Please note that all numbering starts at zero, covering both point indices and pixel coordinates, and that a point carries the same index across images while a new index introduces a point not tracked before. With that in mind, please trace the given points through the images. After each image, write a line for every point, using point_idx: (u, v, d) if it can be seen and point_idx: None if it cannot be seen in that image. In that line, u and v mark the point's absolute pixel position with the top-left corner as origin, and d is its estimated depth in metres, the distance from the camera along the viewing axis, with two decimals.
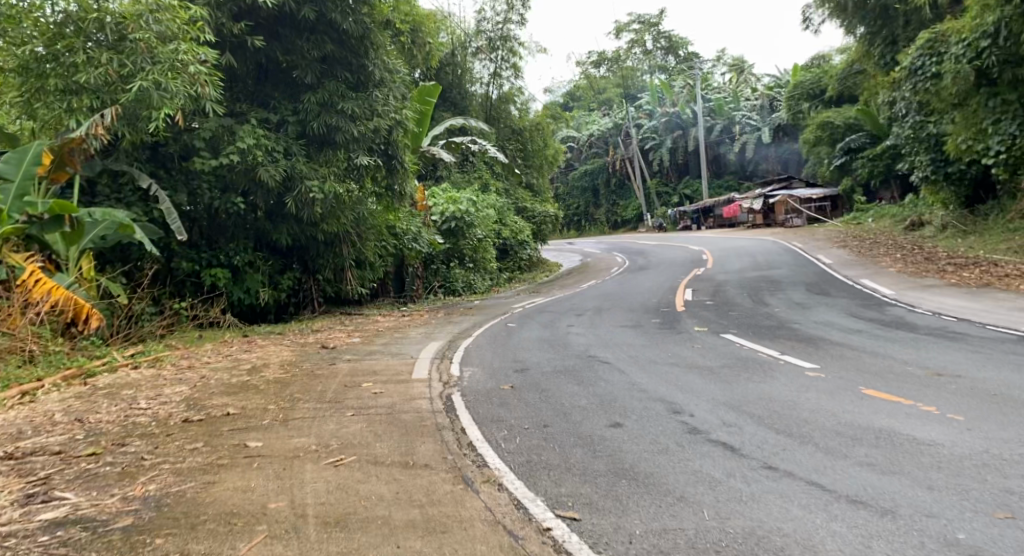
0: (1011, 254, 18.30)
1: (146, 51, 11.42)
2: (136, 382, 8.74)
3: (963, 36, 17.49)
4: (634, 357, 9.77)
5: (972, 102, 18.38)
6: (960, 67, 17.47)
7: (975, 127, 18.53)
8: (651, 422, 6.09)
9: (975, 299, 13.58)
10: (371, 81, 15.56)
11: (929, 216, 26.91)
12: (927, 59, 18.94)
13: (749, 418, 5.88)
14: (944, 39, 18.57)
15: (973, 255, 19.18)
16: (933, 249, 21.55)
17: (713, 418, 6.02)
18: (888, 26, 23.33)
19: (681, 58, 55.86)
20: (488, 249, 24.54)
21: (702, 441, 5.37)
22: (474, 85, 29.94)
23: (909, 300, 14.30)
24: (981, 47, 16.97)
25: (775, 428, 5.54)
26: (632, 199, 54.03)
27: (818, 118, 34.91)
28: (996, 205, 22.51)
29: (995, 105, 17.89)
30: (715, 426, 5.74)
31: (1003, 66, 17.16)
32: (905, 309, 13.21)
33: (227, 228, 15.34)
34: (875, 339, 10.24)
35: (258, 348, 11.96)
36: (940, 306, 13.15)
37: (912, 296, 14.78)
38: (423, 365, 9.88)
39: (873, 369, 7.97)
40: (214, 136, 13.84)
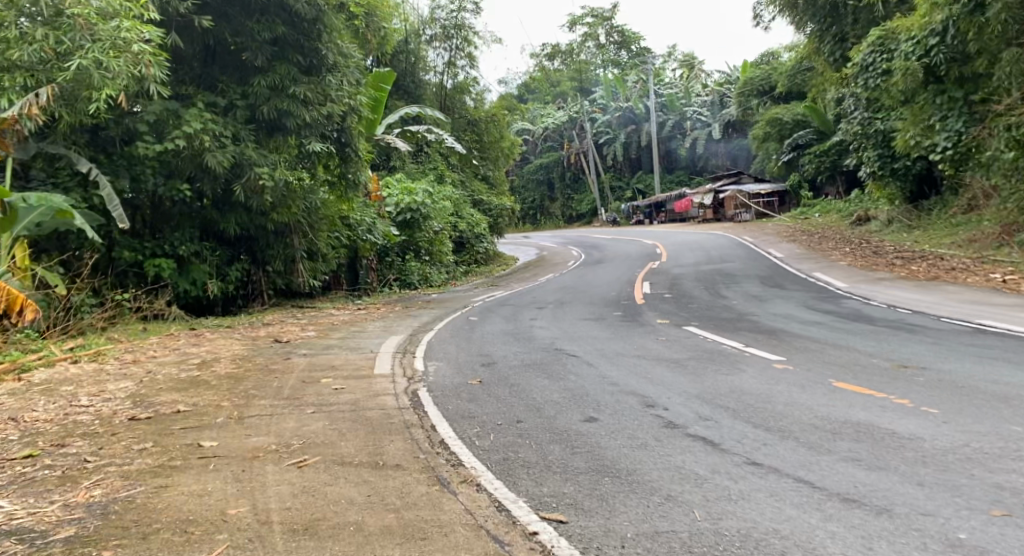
0: (955, 248, 18.23)
1: (86, 28, 10.80)
2: (77, 377, 8.25)
3: (911, 33, 17.09)
4: (601, 350, 9.53)
5: (920, 99, 18.25)
6: (909, 65, 17.02)
7: (923, 123, 18.41)
8: (625, 415, 5.74)
9: (927, 292, 13.54)
10: (326, 65, 15.03)
11: (876, 211, 27.25)
12: (877, 56, 18.58)
13: (723, 410, 5.49)
14: (894, 36, 18.20)
15: (920, 249, 19.29)
16: (880, 244, 21.74)
17: (688, 409, 5.75)
18: (837, 23, 23.17)
19: (633, 54, 56.32)
20: (444, 241, 24.16)
21: (678, 434, 5.04)
22: (428, 75, 29.53)
23: (863, 292, 14.23)
24: (930, 45, 16.63)
25: (748, 419, 5.22)
26: (587, 193, 54.11)
27: (769, 113, 35.22)
28: (940, 201, 22.85)
29: (942, 102, 17.79)
30: (690, 418, 5.39)
31: (951, 64, 16.87)
32: (862, 300, 13.18)
33: (173, 215, 14.77)
34: (839, 330, 10.10)
35: (207, 342, 11.43)
36: (896, 298, 13.15)
37: (867, 288, 14.79)
38: (384, 360, 9.51)
39: (834, 357, 7.69)
40: (158, 119, 13.24)
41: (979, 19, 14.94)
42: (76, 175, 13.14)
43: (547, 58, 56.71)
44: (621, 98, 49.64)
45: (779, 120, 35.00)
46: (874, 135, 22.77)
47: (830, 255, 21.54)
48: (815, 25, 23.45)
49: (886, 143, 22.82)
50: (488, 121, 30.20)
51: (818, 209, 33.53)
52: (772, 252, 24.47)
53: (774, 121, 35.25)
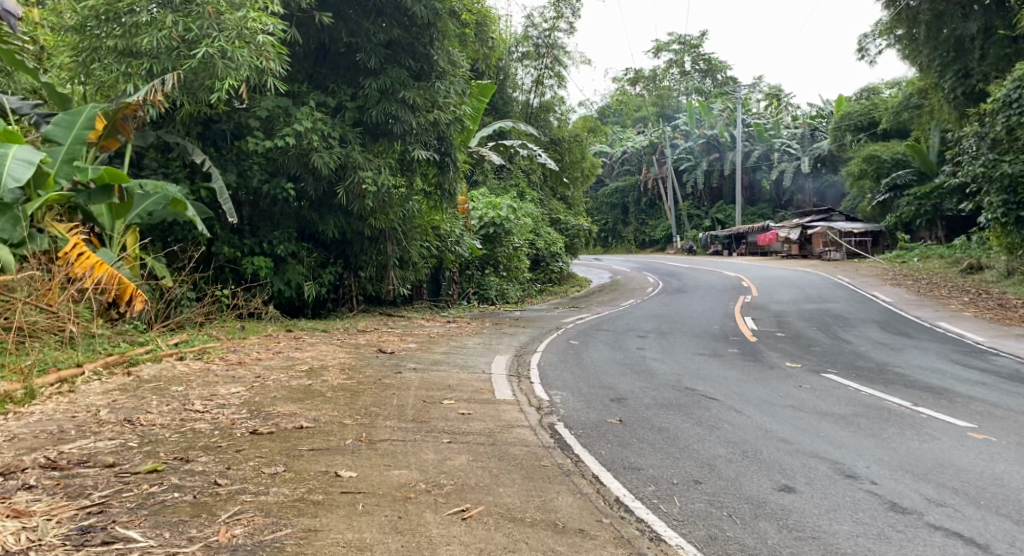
0: None
1: (213, 17, 10.41)
2: (184, 377, 7.74)
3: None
4: (743, 395, 8.63)
5: None
6: None
7: None
8: (831, 489, 5.24)
9: None
10: (435, 71, 14.36)
11: (989, 260, 25.57)
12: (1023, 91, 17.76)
13: (958, 498, 5.23)
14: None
15: None
16: (1003, 295, 20.36)
17: (907, 488, 5.44)
18: (961, 59, 21.29)
19: (718, 83, 54.65)
20: (523, 259, 23.31)
21: (918, 525, 4.75)
22: (516, 92, 28.96)
23: (1010, 350, 13.21)
24: None
25: (1004, 515, 4.96)
26: (663, 219, 52.81)
27: (865, 151, 33.44)
28: None
29: None
30: (925, 503, 5.11)
31: None
32: (1014, 361, 12.01)
33: (273, 214, 14.26)
34: (1009, 396, 9.15)
35: (309, 346, 10.94)
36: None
37: (1011, 345, 13.65)
38: (502, 382, 8.70)
39: None
40: (270, 115, 12.80)
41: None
42: (185, 167, 12.85)
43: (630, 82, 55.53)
44: (706, 126, 48.18)
45: (877, 159, 33.17)
46: (999, 179, 19.68)
47: (949, 304, 20.11)
48: (936, 61, 21.68)
49: (1014, 189, 19.51)
50: (572, 139, 29.31)
51: (918, 253, 31.67)
52: (879, 296, 22.93)
53: (871, 159, 33.43)
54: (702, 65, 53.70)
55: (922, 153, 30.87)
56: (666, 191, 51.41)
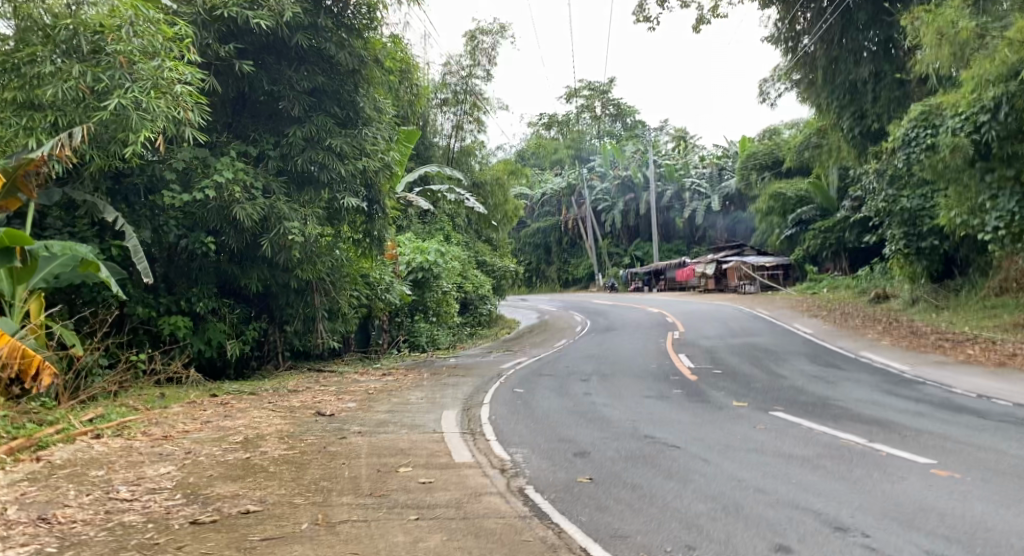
0: (1006, 333, 16.54)
1: (126, 67, 9.83)
2: (104, 460, 7.15)
3: (959, 109, 16.38)
4: (703, 440, 8.37)
5: (966, 179, 17.19)
6: (958, 142, 16.34)
7: (971, 204, 17.36)
8: (827, 547, 5.10)
9: (1000, 380, 12.72)
10: (362, 118, 13.90)
11: (896, 289, 25.63)
12: (920, 131, 18.26)
13: (948, 545, 5.17)
14: (939, 111, 17.95)
15: (961, 331, 17.48)
16: (911, 323, 19.62)
17: (899, 539, 5.26)
18: (856, 102, 21.65)
19: (629, 126, 55.74)
20: (452, 303, 22.77)
21: None
22: (435, 137, 28.62)
23: (935, 378, 13.30)
24: (980, 122, 15.90)
25: None
26: (584, 258, 53.14)
27: (771, 189, 34.37)
28: (968, 282, 20.88)
29: (992, 179, 16.68)
30: (919, 555, 5.02)
31: (1004, 141, 15.95)
32: (943, 389, 12.12)
33: (192, 270, 13.45)
34: (951, 426, 9.16)
35: (240, 412, 10.23)
36: (980, 389, 12.04)
37: (935, 373, 13.74)
38: (457, 441, 8.26)
39: (992, 466, 7.16)
40: (187, 167, 12.12)
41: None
42: (94, 224, 12.04)
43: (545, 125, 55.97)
44: (620, 167, 48.90)
45: (782, 196, 34.14)
46: (899, 214, 21.02)
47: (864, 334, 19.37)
48: (832, 102, 21.94)
49: (914, 222, 20.97)
50: (494, 183, 29.14)
51: (826, 284, 31.48)
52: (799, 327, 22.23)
53: (777, 197, 34.38)
54: (612, 108, 54.79)
55: (823, 189, 31.83)
56: (586, 231, 51.71)
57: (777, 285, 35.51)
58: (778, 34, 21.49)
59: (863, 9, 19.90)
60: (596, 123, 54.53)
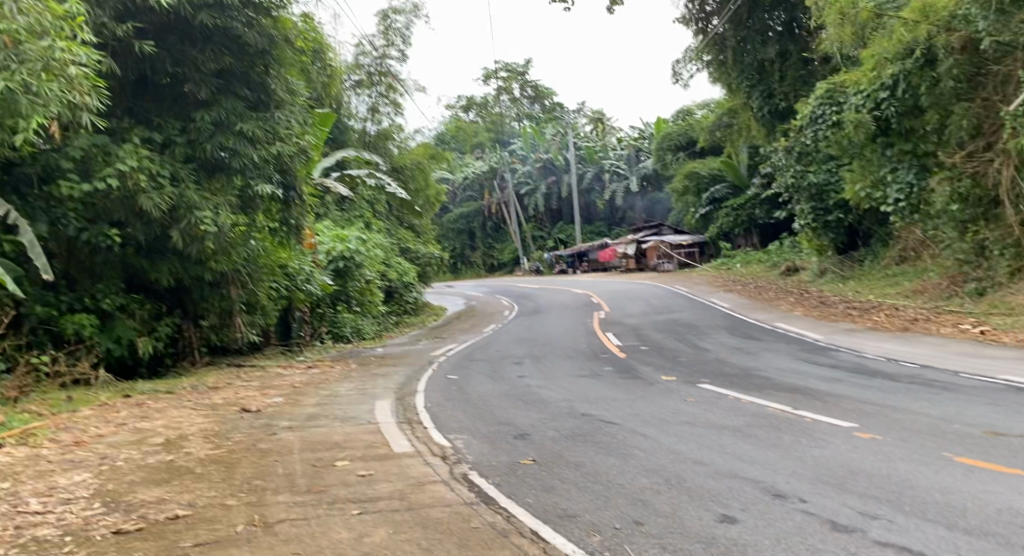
0: (905, 298, 16.88)
1: (10, 47, 9.10)
2: (10, 471, 6.69)
3: (861, 87, 16.87)
4: (636, 414, 8.29)
5: (869, 151, 17.52)
6: (860, 117, 16.72)
7: (874, 177, 17.62)
8: (771, 514, 5.08)
9: (910, 342, 13.09)
10: (273, 99, 13.50)
11: (805, 262, 25.28)
12: (826, 108, 18.66)
13: (884, 504, 5.21)
14: (842, 89, 18.35)
15: (868, 299, 17.64)
16: (821, 294, 19.78)
17: (836, 503, 5.26)
18: (764, 81, 22.12)
19: (547, 109, 55.72)
20: (376, 292, 22.34)
21: (868, 544, 4.67)
22: (350, 120, 27.77)
23: (849, 344, 13.59)
24: (880, 98, 16.33)
25: (935, 520, 4.94)
26: (508, 242, 53.01)
27: (685, 168, 34.50)
28: (871, 252, 21.37)
29: (892, 153, 17.11)
30: (857, 516, 5.05)
31: (901, 116, 16.42)
32: (859, 355, 12.43)
33: (96, 265, 12.75)
34: (862, 389, 9.33)
35: (158, 413, 9.74)
36: (889, 354, 12.25)
37: (848, 339, 14.01)
38: (394, 431, 8.05)
39: (914, 426, 7.27)
40: (86, 155, 11.28)
41: (931, 73, 15.19)
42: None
43: (463, 109, 55.46)
44: (541, 150, 48.93)
45: (697, 174, 34.41)
46: (807, 189, 21.27)
47: (778, 307, 19.31)
48: (743, 82, 22.40)
49: (821, 196, 21.33)
50: (414, 167, 28.64)
51: (740, 259, 31.34)
52: (717, 301, 22.28)
53: (691, 175, 34.61)
54: (530, 90, 54.64)
55: (734, 168, 31.87)
56: (509, 215, 51.51)
57: (694, 261, 36.20)
58: (688, 15, 21.33)
59: None
60: (515, 106, 54.32)
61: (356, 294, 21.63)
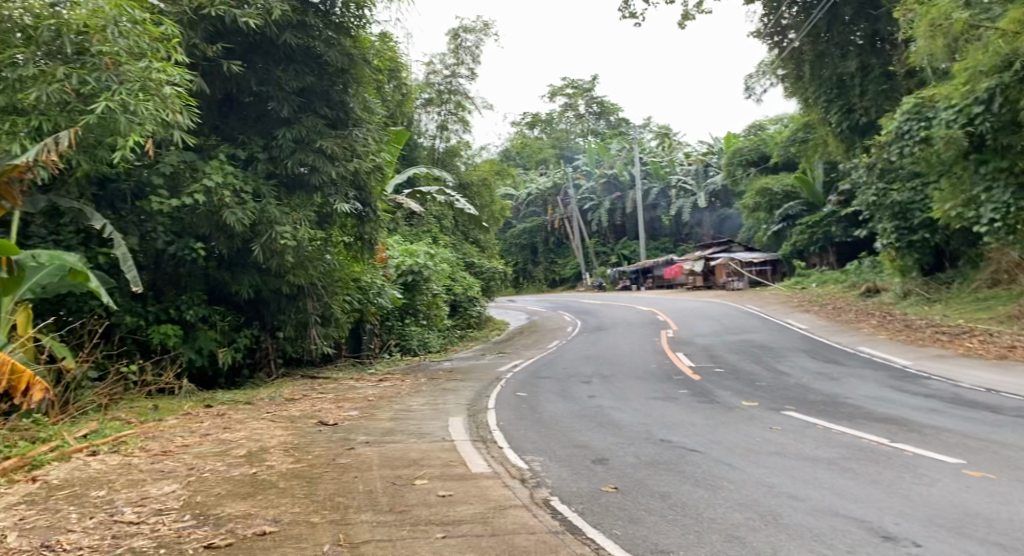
0: (1002, 324, 16.18)
1: (111, 69, 9.50)
2: (104, 479, 6.99)
3: (953, 101, 16.32)
4: (718, 440, 8.09)
5: (959, 169, 16.98)
6: (951, 133, 16.14)
7: (966, 195, 16.91)
8: None
9: (1006, 372, 12.53)
10: (351, 118, 13.66)
11: (884, 283, 24.45)
12: (913, 124, 17.84)
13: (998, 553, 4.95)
14: (931, 104, 17.64)
15: (954, 324, 17.14)
16: (902, 315, 19.30)
17: (952, 548, 5.06)
18: (843, 95, 21.43)
19: (612, 124, 55.42)
20: (442, 306, 22.41)
21: None
22: (419, 137, 28.26)
23: (939, 372, 13.09)
24: (975, 113, 15.77)
25: None
26: (571, 258, 52.73)
27: (757, 184, 33.95)
28: (959, 274, 20.66)
29: (986, 171, 16.42)
30: None
31: (998, 133, 15.84)
32: (949, 384, 11.96)
33: (180, 277, 13.06)
34: (965, 421, 8.91)
35: (238, 424, 9.95)
36: (987, 384, 11.78)
37: (937, 367, 13.49)
38: (470, 450, 8.01)
39: (1020, 465, 6.92)
40: (175, 171, 11.62)
41: None
42: (78, 231, 11.48)
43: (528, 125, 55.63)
44: (606, 166, 48.78)
45: (769, 191, 33.70)
46: (889, 207, 20.80)
47: (860, 328, 18.84)
48: (821, 97, 21.80)
49: (905, 214, 20.72)
50: (481, 183, 28.66)
51: (813, 278, 30.51)
52: (794, 323, 21.59)
53: (763, 192, 33.94)
54: (595, 106, 54.40)
55: (809, 184, 31.40)
56: (573, 230, 51.27)
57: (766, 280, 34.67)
58: (763, 29, 21.34)
59: (849, 4, 19.92)
60: (579, 122, 54.20)
61: (423, 306, 21.72)
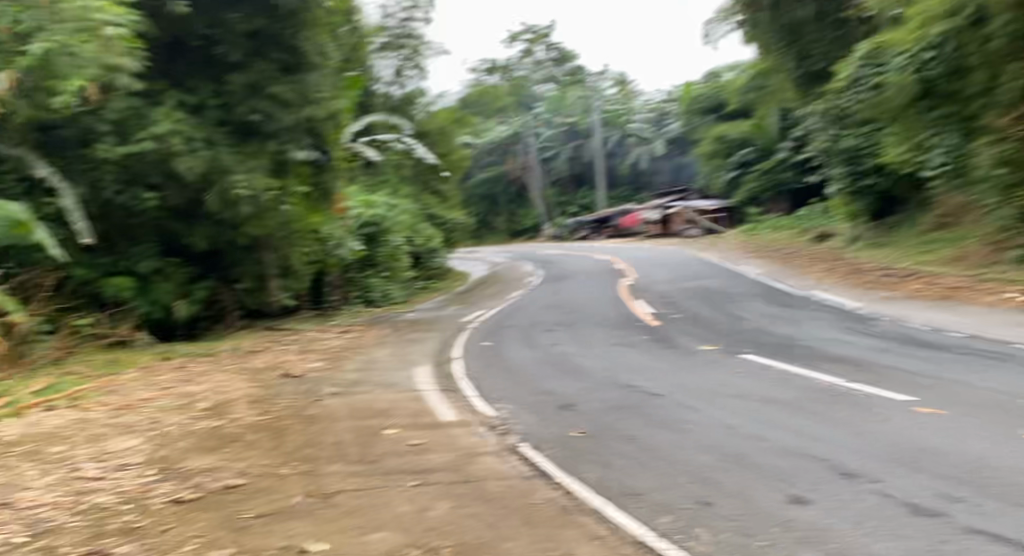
0: (945, 265, 16.45)
1: (47, 7, 9.16)
2: (64, 434, 6.88)
3: (906, 47, 16.50)
4: (683, 384, 8.17)
5: (909, 117, 17.49)
6: (903, 79, 16.65)
7: (914, 141, 17.58)
8: (844, 493, 4.98)
9: (957, 311, 12.85)
10: (304, 63, 13.21)
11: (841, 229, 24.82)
12: (869, 69, 18.47)
13: (957, 485, 5.07)
14: (883, 51, 18.02)
15: (908, 265, 17.50)
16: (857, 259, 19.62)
17: (912, 484, 5.10)
18: (797, 43, 21.37)
19: (571, 71, 54.92)
20: (403, 257, 22.25)
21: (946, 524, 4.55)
22: (376, 84, 27.67)
23: (893, 312, 13.38)
24: (927, 58, 16.10)
25: (1006, 498, 4.80)
26: (532, 208, 52.60)
27: (716, 131, 34.24)
28: (906, 218, 20.66)
29: (933, 117, 16.90)
30: (930, 494, 4.93)
31: (948, 79, 16.12)
32: (905, 324, 12.24)
33: (134, 229, 12.76)
34: (919, 360, 9.12)
35: (200, 377, 9.81)
36: (934, 323, 12.11)
37: (892, 308, 13.79)
38: (436, 399, 8.00)
39: (973, 401, 7.09)
40: (124, 118, 11.25)
41: (978, 32, 14.68)
42: (25, 181, 11.13)
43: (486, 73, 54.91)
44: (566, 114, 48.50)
45: (727, 137, 34.05)
46: (841, 152, 21.16)
47: (818, 272, 19.15)
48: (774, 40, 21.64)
49: (856, 159, 20.92)
50: (438, 132, 28.26)
51: (772, 225, 30.81)
52: (748, 269, 21.94)
53: (721, 138, 34.36)
54: (554, 52, 53.77)
55: (765, 130, 32.30)
56: (532, 180, 51.00)
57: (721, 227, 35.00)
58: None
59: None
60: (538, 70, 53.62)
61: (384, 258, 21.55)
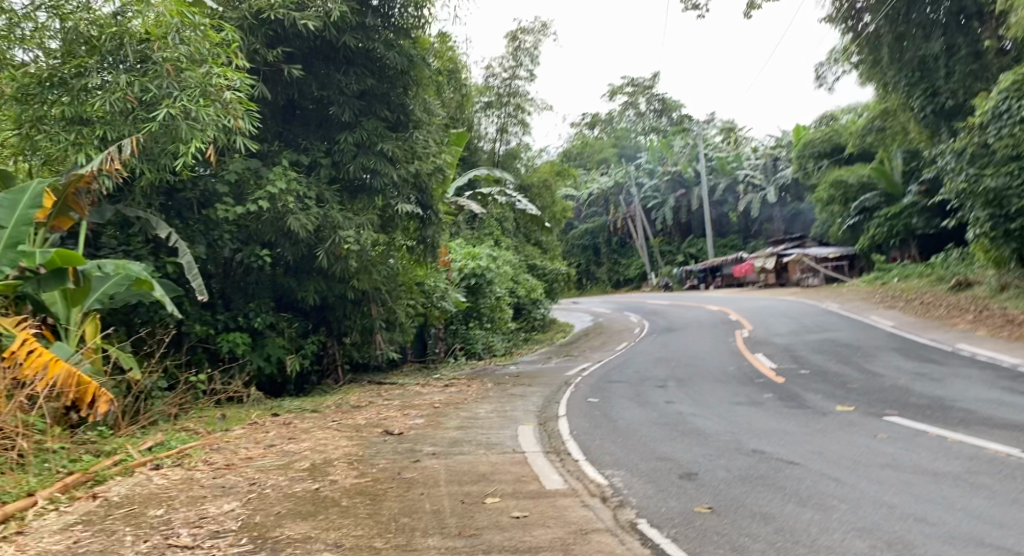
0: None
1: (173, 75, 9.27)
2: (164, 495, 6.63)
3: None
4: (820, 451, 7.30)
5: None
6: None
7: None
8: None
9: None
10: (413, 121, 13.10)
11: (977, 276, 22.96)
12: (1013, 101, 16.96)
13: None
14: None
15: None
16: (1002, 310, 17.94)
17: None
18: (927, 78, 19.94)
19: (675, 121, 54.02)
20: (506, 309, 21.80)
21: None
22: (480, 141, 27.82)
23: None
24: None
25: None
26: (635, 257, 51.56)
27: (831, 176, 31.83)
28: None
29: None
30: None
31: None
32: None
33: (248, 285, 12.74)
34: None
35: (302, 434, 9.50)
36: None
37: None
38: (542, 463, 7.38)
39: None
40: (240, 179, 11.36)
41: None
42: (148, 241, 11.27)
43: (588, 125, 54.67)
44: (669, 163, 47.33)
45: (844, 183, 31.60)
46: (982, 194, 18.38)
47: (957, 324, 17.64)
48: (901, 81, 20.26)
49: (1000, 202, 18.23)
50: (541, 185, 27.80)
51: (896, 273, 28.94)
52: (879, 319, 20.36)
53: (837, 184, 31.83)
54: (656, 103, 53.04)
55: (888, 173, 29.79)
56: (636, 229, 49.92)
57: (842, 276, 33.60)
58: (836, 14, 19.29)
59: None
60: (640, 121, 52.96)
61: (487, 310, 21.16)
